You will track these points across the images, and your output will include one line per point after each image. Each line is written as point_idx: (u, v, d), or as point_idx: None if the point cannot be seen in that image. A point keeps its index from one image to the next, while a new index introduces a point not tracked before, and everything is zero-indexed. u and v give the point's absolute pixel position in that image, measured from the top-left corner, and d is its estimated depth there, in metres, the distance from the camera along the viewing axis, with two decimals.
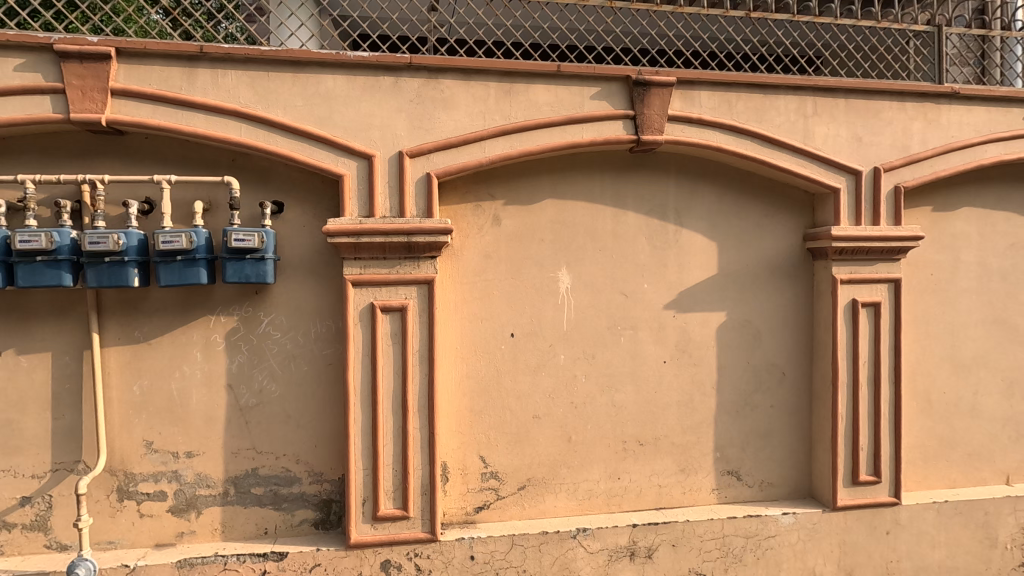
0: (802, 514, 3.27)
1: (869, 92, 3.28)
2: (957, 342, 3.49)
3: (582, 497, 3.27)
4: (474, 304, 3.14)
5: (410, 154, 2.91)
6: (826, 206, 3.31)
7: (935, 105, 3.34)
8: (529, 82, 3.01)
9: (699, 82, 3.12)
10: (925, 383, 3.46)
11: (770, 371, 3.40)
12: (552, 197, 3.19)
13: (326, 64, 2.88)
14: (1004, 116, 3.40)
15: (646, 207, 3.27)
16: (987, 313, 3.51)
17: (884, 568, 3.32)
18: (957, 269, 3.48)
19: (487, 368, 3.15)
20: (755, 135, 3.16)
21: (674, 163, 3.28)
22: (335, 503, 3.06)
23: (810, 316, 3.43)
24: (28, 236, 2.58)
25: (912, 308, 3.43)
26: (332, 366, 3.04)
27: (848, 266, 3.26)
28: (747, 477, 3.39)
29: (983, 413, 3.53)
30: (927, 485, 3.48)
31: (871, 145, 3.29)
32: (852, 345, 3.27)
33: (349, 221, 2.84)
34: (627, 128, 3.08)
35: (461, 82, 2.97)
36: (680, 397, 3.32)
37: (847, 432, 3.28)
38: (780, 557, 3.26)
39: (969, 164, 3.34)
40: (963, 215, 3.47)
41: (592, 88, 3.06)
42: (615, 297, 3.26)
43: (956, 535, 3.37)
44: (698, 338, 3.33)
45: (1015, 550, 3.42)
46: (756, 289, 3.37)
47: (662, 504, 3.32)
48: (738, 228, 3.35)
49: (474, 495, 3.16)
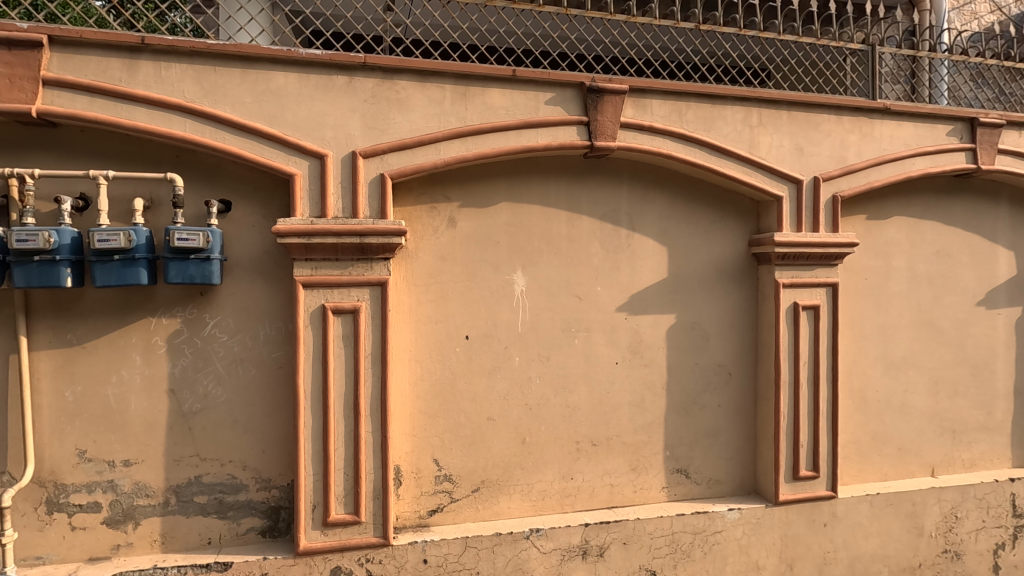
0: (746, 509, 3.39)
1: (809, 105, 3.44)
2: (889, 343, 3.70)
3: (536, 497, 3.29)
4: (429, 306, 3.12)
5: (364, 154, 2.87)
6: (770, 213, 3.45)
7: (869, 119, 3.54)
8: (485, 86, 3.03)
9: (651, 91, 3.21)
10: (860, 381, 3.65)
11: (717, 372, 3.52)
12: (508, 201, 3.21)
13: (277, 61, 2.81)
14: (930, 131, 3.64)
15: (600, 212, 3.34)
16: (916, 315, 3.74)
17: (822, 558, 3.49)
18: (889, 274, 3.69)
19: (442, 370, 3.15)
20: (703, 144, 3.27)
21: (627, 170, 3.36)
22: (284, 510, 2.98)
23: (755, 319, 3.57)
24: (23, 235, 2.48)
25: (848, 311, 3.62)
26: (281, 369, 2.97)
27: (790, 270, 3.41)
28: (696, 475, 3.49)
29: (911, 410, 3.75)
30: (861, 479, 3.67)
31: (811, 155, 3.45)
32: (793, 346, 3.42)
33: (300, 221, 2.77)
34: (581, 134, 3.13)
35: (416, 84, 2.96)
36: (632, 397, 3.40)
37: (788, 429, 3.43)
38: (725, 552, 3.37)
39: (899, 175, 3.55)
40: (895, 223, 3.69)
41: (547, 93, 3.10)
42: (569, 300, 3.30)
43: (887, 525, 3.57)
44: (649, 339, 3.41)
45: (940, 538, 3.65)
46: (704, 293, 3.49)
47: (614, 503, 3.38)
48: (687, 234, 3.46)
49: (428, 498, 3.14)
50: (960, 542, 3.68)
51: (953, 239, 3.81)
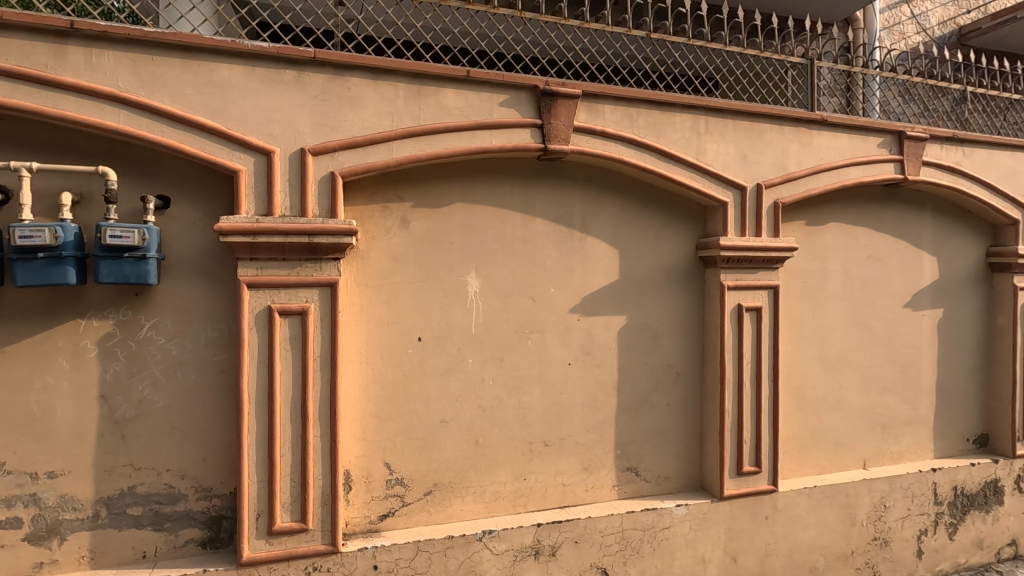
0: (693, 505, 3.49)
1: (753, 115, 3.59)
2: (825, 343, 3.89)
3: (489, 499, 3.29)
4: (381, 308, 3.08)
5: (314, 151, 2.80)
6: (716, 218, 3.57)
7: (808, 130, 3.72)
8: (439, 86, 3.01)
9: (604, 97, 3.27)
10: (799, 379, 3.83)
11: (666, 372, 3.61)
12: (462, 202, 3.19)
13: (221, 52, 2.70)
14: (862, 143, 3.86)
15: (553, 214, 3.37)
16: (850, 317, 3.95)
17: (764, 550, 3.63)
18: (825, 277, 3.89)
19: (393, 373, 3.10)
20: (653, 149, 3.35)
21: (580, 173, 3.41)
22: (226, 520, 2.87)
23: (702, 321, 3.69)
24: (28, 232, 2.40)
25: (789, 312, 3.79)
26: (224, 373, 2.85)
27: (735, 273, 3.54)
28: (645, 473, 3.57)
29: (845, 406, 3.96)
30: (800, 472, 3.85)
31: (755, 163, 3.59)
32: (737, 347, 3.55)
33: (245, 220, 2.68)
34: (535, 136, 3.15)
35: (368, 81, 2.91)
36: (584, 397, 3.44)
37: (733, 426, 3.55)
38: (673, 547, 3.46)
39: (835, 184, 3.75)
40: (831, 229, 3.89)
41: (501, 95, 3.11)
42: (523, 301, 3.32)
43: (824, 516, 3.75)
44: (601, 340, 3.47)
45: (871, 527, 3.86)
46: (654, 295, 3.58)
47: (566, 502, 3.42)
48: (638, 237, 3.53)
49: (379, 502, 3.09)
50: (888, 530, 3.91)
51: (883, 245, 4.05)
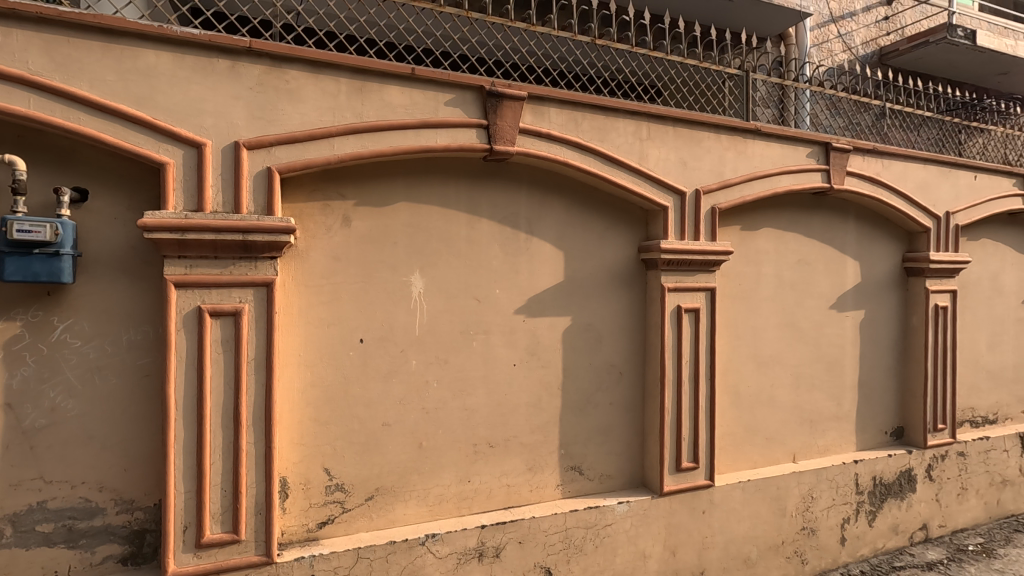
0: (634, 501, 3.57)
1: (692, 123, 3.71)
2: (759, 343, 4.08)
3: (432, 502, 3.25)
4: (321, 309, 2.99)
5: (249, 145, 2.68)
6: (657, 221, 3.67)
7: (743, 139, 3.89)
8: (383, 82, 2.95)
9: (549, 99, 3.30)
10: (734, 378, 3.99)
11: (609, 372, 3.68)
12: (407, 201, 3.14)
13: (147, 37, 2.55)
14: (793, 152, 4.06)
15: (499, 215, 3.37)
16: (781, 318, 4.15)
17: (701, 543, 3.75)
18: (759, 280, 4.07)
19: (334, 376, 3.02)
20: (598, 153, 3.41)
21: (526, 175, 3.42)
22: (149, 534, 2.70)
23: (643, 322, 3.78)
24: None
25: (725, 313, 3.94)
26: (149, 377, 2.69)
27: (675, 275, 3.65)
28: (588, 471, 3.63)
29: (776, 403, 4.16)
30: (734, 467, 4.01)
31: (694, 169, 3.72)
32: (677, 347, 3.66)
33: (172, 216, 2.54)
34: (480, 136, 3.14)
35: (308, 75, 2.82)
36: (529, 398, 3.46)
37: (672, 424, 3.66)
38: (615, 543, 3.52)
39: (768, 191, 3.93)
40: (764, 234, 4.08)
41: (447, 94, 3.09)
42: (468, 302, 3.30)
43: (757, 509, 3.92)
44: (546, 341, 3.49)
45: (800, 517, 4.07)
46: (598, 296, 3.64)
47: (511, 502, 3.42)
48: (583, 240, 3.58)
49: (318, 510, 3.00)
50: (815, 519, 4.12)
51: (811, 250, 4.28)
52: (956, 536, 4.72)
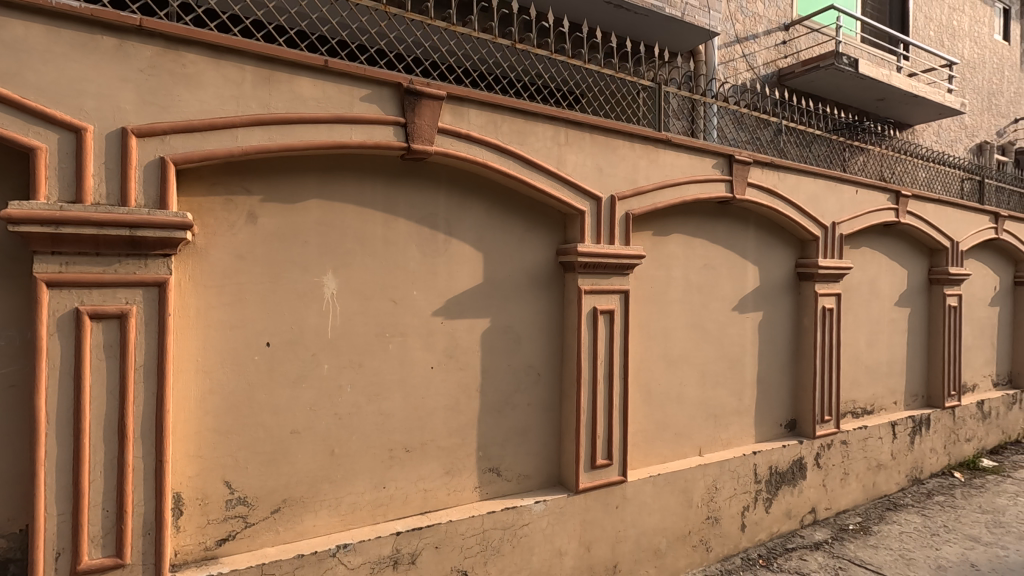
0: (551, 500, 3.63)
1: (608, 130, 3.84)
2: (669, 343, 4.28)
3: (344, 511, 3.12)
4: (223, 311, 2.80)
5: (138, 132, 2.46)
6: (575, 225, 3.75)
7: (656, 148, 4.07)
8: (293, 73, 2.82)
9: (468, 100, 3.29)
10: (646, 376, 4.16)
11: (527, 373, 3.72)
12: (319, 198, 3.01)
13: (15, 7, 2.28)
14: (700, 163, 4.31)
15: (417, 215, 3.31)
16: (689, 319, 4.39)
17: (614, 537, 3.87)
18: (669, 283, 4.27)
19: (237, 382, 2.84)
20: (517, 156, 3.44)
21: (445, 175, 3.39)
22: (14, 563, 2.41)
23: (561, 323, 3.85)
24: None
25: (638, 315, 4.10)
26: (15, 389, 2.40)
27: (591, 278, 3.75)
28: (506, 472, 3.64)
29: (684, 399, 4.38)
30: (646, 462, 4.18)
31: (610, 176, 3.84)
32: (593, 347, 3.76)
33: (44, 207, 2.28)
34: (398, 134, 3.07)
35: (209, 60, 2.63)
36: (447, 401, 3.42)
37: (588, 422, 3.76)
38: (532, 543, 3.56)
39: (678, 199, 4.13)
40: (674, 239, 4.29)
41: (363, 90, 3.00)
42: (384, 304, 3.21)
43: (666, 501, 4.11)
44: (465, 343, 3.47)
45: (705, 507, 4.31)
46: (517, 298, 3.67)
47: (428, 507, 3.37)
48: (502, 241, 3.60)
49: (217, 526, 2.80)
50: (718, 508, 4.38)
51: (716, 255, 4.55)
52: (839, 517, 5.19)
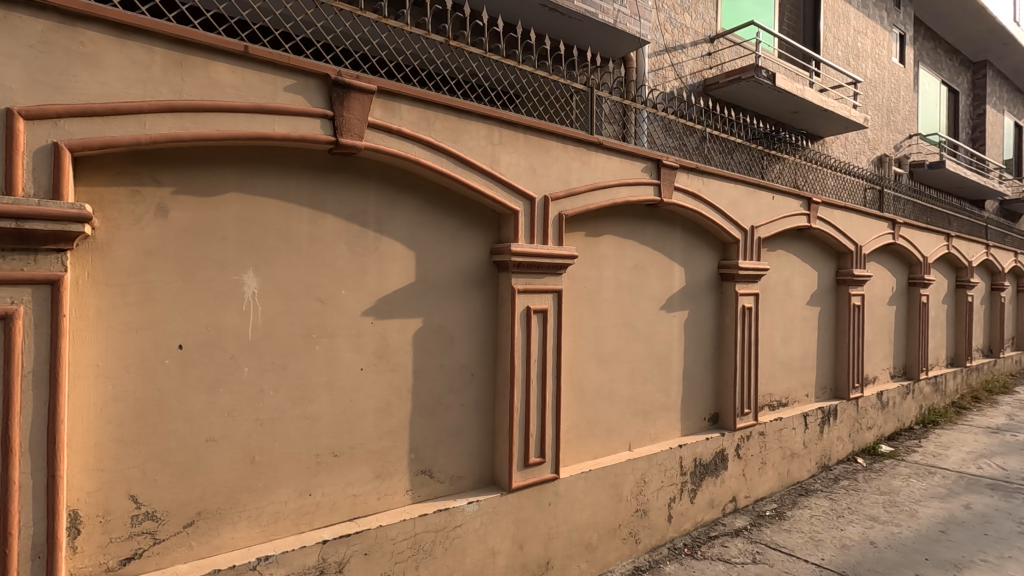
0: (484, 500, 3.61)
1: (542, 131, 3.88)
2: (600, 341, 4.38)
3: (266, 521, 2.97)
4: (128, 312, 2.58)
5: (27, 114, 2.22)
6: (509, 224, 3.76)
7: (588, 151, 4.16)
8: (209, 58, 2.65)
9: (400, 95, 3.23)
10: (579, 374, 4.24)
11: (460, 373, 3.69)
12: (239, 192, 2.85)
13: None
14: (630, 166, 4.44)
15: (346, 212, 3.20)
16: (620, 318, 4.51)
17: (547, 534, 3.92)
18: (601, 283, 4.37)
19: (145, 388, 2.63)
20: (450, 154, 3.40)
21: (375, 171, 3.30)
22: None
23: (495, 322, 3.85)
24: None
25: (571, 314, 4.17)
26: None
27: (525, 277, 3.77)
28: (439, 474, 3.60)
29: (615, 396, 4.50)
30: (578, 459, 4.26)
31: (543, 176, 3.88)
32: (526, 347, 3.79)
33: None
34: (325, 128, 2.96)
35: (113, 39, 2.43)
36: (377, 403, 3.33)
37: (521, 421, 3.78)
38: (465, 544, 3.53)
39: (609, 201, 4.23)
40: (605, 240, 4.40)
41: (286, 79, 2.86)
42: (310, 304, 3.08)
43: (597, 496, 4.20)
44: (396, 343, 3.40)
45: (634, 500, 4.44)
46: (450, 297, 3.63)
47: (357, 513, 3.26)
48: (435, 240, 3.55)
49: (121, 544, 2.58)
50: (646, 501, 4.53)
51: (645, 256, 4.71)
52: (757, 504, 5.51)
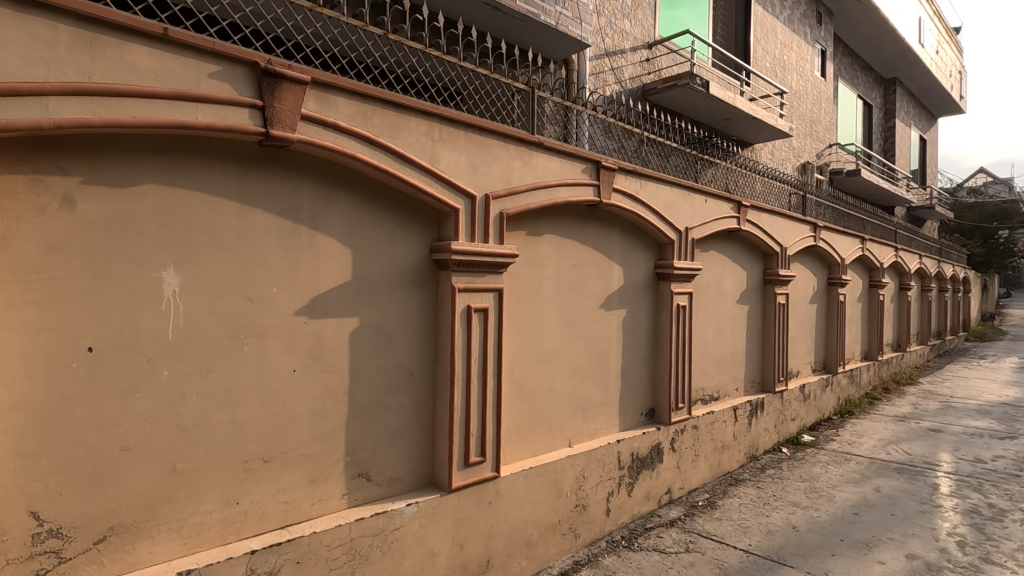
0: (423, 501, 3.56)
1: (483, 129, 3.87)
2: (541, 340, 4.42)
3: (189, 533, 2.80)
4: (28, 311, 2.36)
5: None
6: (449, 222, 3.72)
7: (528, 150, 4.19)
8: (123, 39, 2.47)
9: (335, 88, 3.13)
10: (519, 373, 4.26)
11: (399, 373, 3.62)
12: (158, 183, 2.67)
13: None
14: (570, 167, 4.51)
15: (277, 207, 3.07)
16: (560, 316, 4.56)
17: (487, 533, 3.91)
18: (542, 281, 4.41)
19: (47, 395, 2.41)
20: (388, 149, 3.33)
21: (309, 165, 3.18)
22: None
23: (435, 321, 3.81)
24: None
25: (512, 313, 4.19)
26: None
27: (465, 276, 3.74)
28: (376, 477, 3.52)
29: (555, 393, 4.56)
30: (519, 457, 4.28)
31: (483, 175, 3.87)
32: (467, 345, 3.76)
33: None
34: (254, 118, 2.82)
35: (9, 12, 2.21)
36: (311, 405, 3.22)
37: (461, 420, 3.76)
38: (403, 547, 3.47)
39: (549, 200, 4.28)
40: (546, 240, 4.44)
41: (211, 65, 2.71)
42: (238, 303, 2.93)
43: (538, 493, 4.24)
44: (331, 343, 3.29)
45: (573, 496, 4.51)
46: (388, 296, 3.55)
47: (289, 520, 3.14)
48: (372, 238, 3.46)
49: (20, 566, 2.36)
50: (586, 496, 4.62)
51: (585, 255, 4.79)
52: (690, 494, 5.73)
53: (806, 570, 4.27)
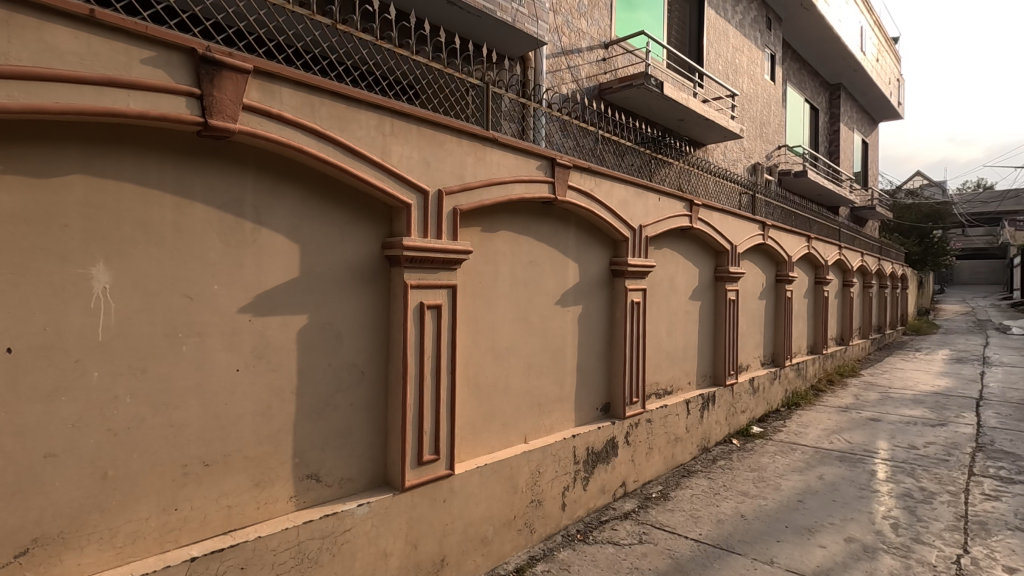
0: (374, 501, 3.50)
1: (436, 124, 3.83)
2: (495, 336, 4.41)
3: (122, 542, 2.67)
4: None
5: None
6: (401, 218, 3.66)
7: (482, 146, 4.17)
8: (44, 19, 2.32)
9: (280, 78, 3.03)
10: (474, 370, 4.24)
11: (349, 372, 3.54)
12: (85, 174, 2.52)
13: None
14: (524, 163, 4.52)
15: (218, 201, 2.95)
16: (515, 313, 4.57)
17: (441, 531, 3.88)
18: (496, 278, 4.40)
19: None
20: (335, 143, 3.24)
21: (253, 158, 3.07)
22: None
23: (386, 318, 3.74)
24: None
25: (466, 310, 4.16)
26: None
27: (418, 272, 3.69)
28: (326, 478, 3.44)
29: (510, 390, 4.57)
30: (474, 454, 4.26)
31: (436, 170, 3.84)
32: (419, 342, 3.72)
33: None
34: (191, 107, 2.70)
35: None
36: (255, 406, 3.11)
37: (414, 418, 3.71)
38: (354, 548, 3.40)
39: (504, 197, 4.27)
40: (500, 236, 4.43)
41: (143, 50, 2.58)
42: (176, 300, 2.81)
43: (493, 490, 4.24)
44: (277, 342, 3.19)
45: (528, 491, 4.53)
46: (337, 293, 3.47)
47: (232, 525, 3.03)
48: (320, 233, 3.38)
49: None
50: (541, 491, 4.65)
51: (540, 252, 4.81)
52: (644, 487, 5.85)
53: (753, 557, 4.42)
